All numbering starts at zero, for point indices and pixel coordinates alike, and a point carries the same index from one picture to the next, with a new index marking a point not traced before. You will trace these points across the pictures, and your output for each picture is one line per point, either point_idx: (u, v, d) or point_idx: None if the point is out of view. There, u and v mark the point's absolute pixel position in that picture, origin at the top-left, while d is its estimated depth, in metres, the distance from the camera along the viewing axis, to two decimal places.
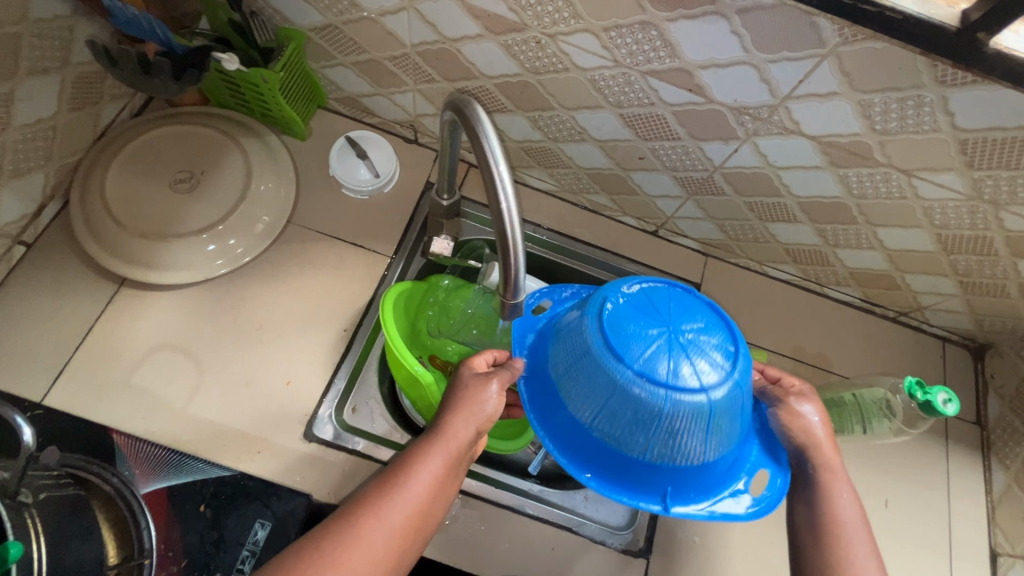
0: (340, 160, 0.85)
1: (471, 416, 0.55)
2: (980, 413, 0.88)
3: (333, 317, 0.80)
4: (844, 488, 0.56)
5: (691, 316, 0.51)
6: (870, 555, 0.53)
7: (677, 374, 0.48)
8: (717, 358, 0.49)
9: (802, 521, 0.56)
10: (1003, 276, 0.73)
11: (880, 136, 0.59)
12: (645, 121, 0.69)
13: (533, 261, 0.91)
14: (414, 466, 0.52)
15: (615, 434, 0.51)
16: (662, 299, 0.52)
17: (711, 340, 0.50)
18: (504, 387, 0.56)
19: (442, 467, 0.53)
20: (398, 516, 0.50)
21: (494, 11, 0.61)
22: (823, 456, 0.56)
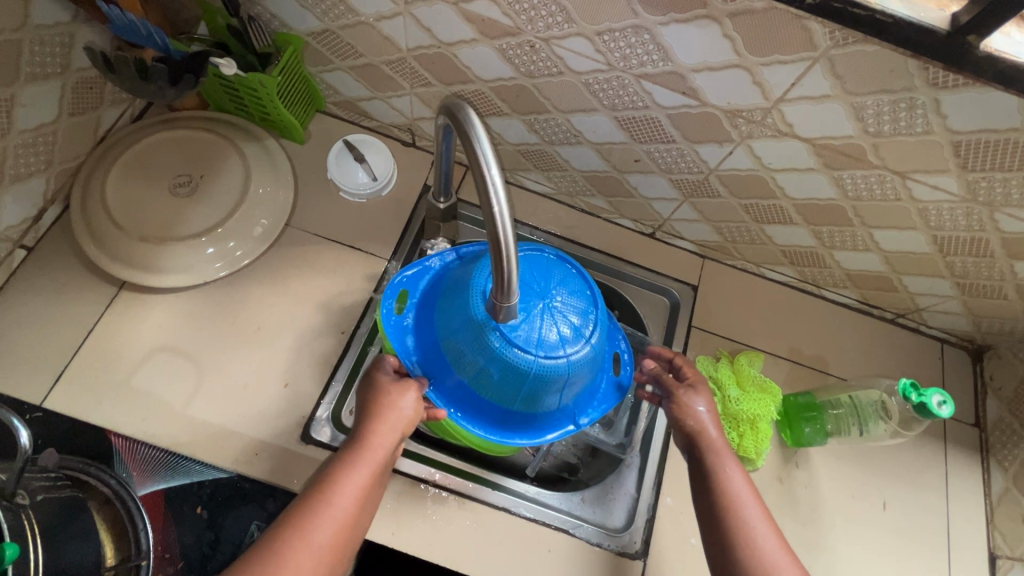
0: (338, 164, 0.85)
1: (392, 425, 0.59)
2: (979, 415, 0.88)
3: (331, 320, 0.80)
4: (732, 465, 0.61)
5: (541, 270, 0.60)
6: (764, 522, 0.58)
7: (559, 331, 0.57)
8: (579, 301, 0.60)
9: (701, 503, 0.61)
10: (1000, 277, 0.73)
11: (874, 139, 0.59)
12: (639, 124, 0.69)
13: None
14: (340, 480, 0.56)
15: (529, 399, 0.60)
16: (521, 271, 0.59)
17: (567, 292, 0.60)
18: (419, 395, 0.61)
19: (368, 477, 0.57)
20: (327, 531, 0.53)
21: (488, 15, 0.62)
22: (710, 440, 0.63)
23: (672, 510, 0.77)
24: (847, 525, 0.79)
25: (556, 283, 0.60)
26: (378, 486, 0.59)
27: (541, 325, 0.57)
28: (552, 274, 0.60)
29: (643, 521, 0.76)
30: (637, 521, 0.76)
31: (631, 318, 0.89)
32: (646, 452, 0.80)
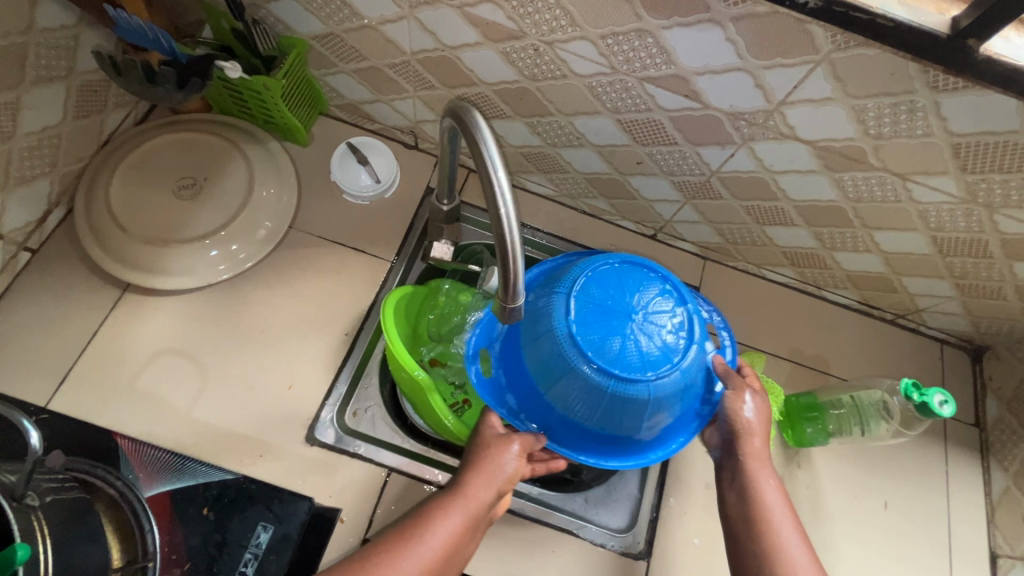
0: (341, 166, 0.86)
1: (492, 479, 0.61)
2: (978, 415, 0.88)
3: (335, 321, 0.80)
4: (768, 477, 0.61)
5: (614, 281, 0.58)
6: (797, 536, 0.58)
7: (665, 344, 0.56)
8: (662, 303, 0.58)
9: (733, 508, 0.62)
10: (999, 278, 0.74)
11: (874, 141, 0.59)
12: (642, 126, 0.70)
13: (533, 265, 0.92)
14: (434, 521, 0.58)
15: (656, 420, 0.58)
16: (594, 288, 0.57)
17: (644, 298, 0.57)
18: (525, 449, 0.62)
19: (461, 526, 0.59)
20: (414, 571, 0.55)
21: (493, 19, 0.62)
22: (751, 445, 0.62)
23: (675, 511, 0.77)
24: (849, 525, 0.79)
25: (632, 291, 0.57)
26: (472, 537, 0.61)
27: (645, 348, 0.55)
28: (631, 287, 0.58)
29: (646, 522, 0.76)
30: (640, 522, 0.76)
31: None
32: None
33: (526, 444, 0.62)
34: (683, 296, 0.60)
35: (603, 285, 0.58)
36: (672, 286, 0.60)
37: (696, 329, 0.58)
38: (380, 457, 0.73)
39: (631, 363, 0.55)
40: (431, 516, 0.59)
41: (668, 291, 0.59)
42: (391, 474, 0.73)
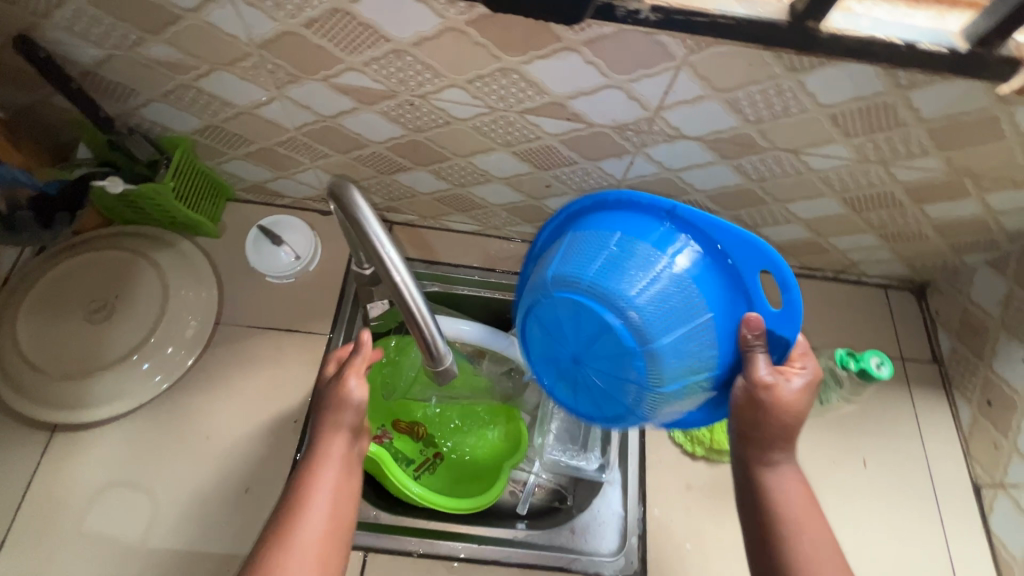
0: (256, 251, 0.83)
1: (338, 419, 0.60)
2: (934, 351, 0.90)
3: (282, 410, 0.78)
4: (787, 473, 0.56)
5: (557, 313, 0.51)
6: (826, 535, 0.54)
7: (618, 385, 0.51)
8: (606, 336, 0.49)
9: (747, 517, 0.56)
10: (916, 221, 0.75)
11: (757, 126, 0.60)
12: (538, 153, 0.69)
13: (476, 303, 0.91)
14: (309, 481, 0.57)
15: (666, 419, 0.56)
16: (536, 331, 0.54)
17: (585, 336, 0.50)
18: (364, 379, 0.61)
19: (337, 469, 0.59)
20: (315, 526, 0.55)
21: (361, 84, 0.61)
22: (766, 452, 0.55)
23: (662, 521, 0.76)
24: (835, 494, 0.79)
25: (575, 326, 0.51)
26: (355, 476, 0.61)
27: (607, 389, 0.53)
28: (569, 323, 0.51)
29: (636, 540, 0.75)
30: (629, 541, 0.75)
31: None
32: (626, 468, 0.79)
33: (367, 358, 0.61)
34: (646, 308, 0.48)
35: (548, 325, 0.53)
36: (618, 302, 0.48)
37: (655, 355, 0.48)
38: (355, 539, 0.72)
39: (592, 404, 0.55)
40: (304, 482, 0.58)
41: (613, 319, 0.48)
42: (370, 553, 0.72)
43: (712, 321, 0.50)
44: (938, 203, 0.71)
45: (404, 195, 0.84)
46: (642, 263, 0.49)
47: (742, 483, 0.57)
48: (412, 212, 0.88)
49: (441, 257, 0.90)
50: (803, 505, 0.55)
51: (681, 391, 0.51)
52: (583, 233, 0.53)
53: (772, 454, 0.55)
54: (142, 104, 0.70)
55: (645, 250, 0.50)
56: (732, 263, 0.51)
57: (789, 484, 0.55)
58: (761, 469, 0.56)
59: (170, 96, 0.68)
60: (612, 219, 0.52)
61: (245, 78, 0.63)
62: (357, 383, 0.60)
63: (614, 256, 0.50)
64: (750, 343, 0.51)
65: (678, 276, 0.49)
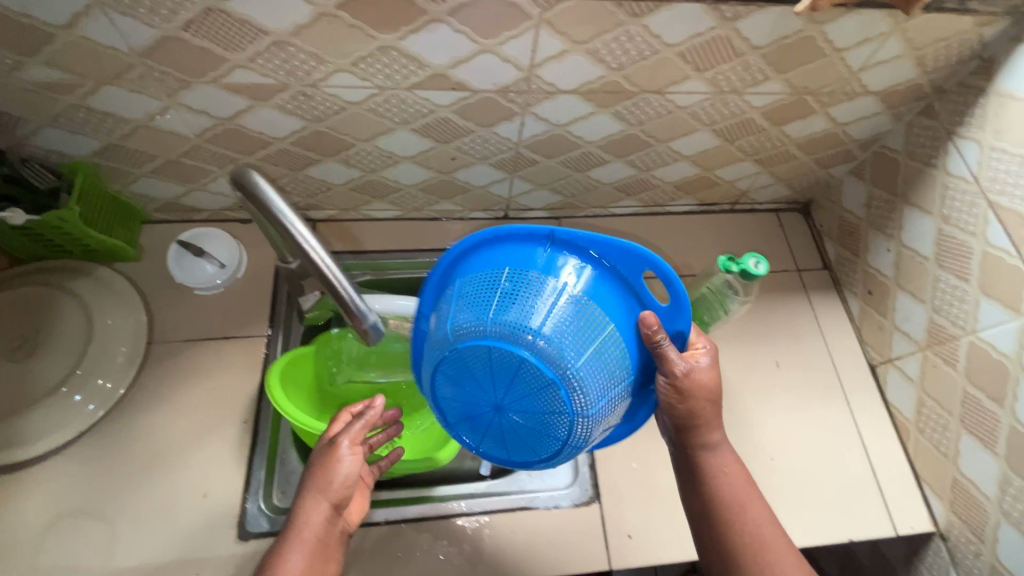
0: (179, 264, 0.84)
1: (318, 494, 0.63)
2: (824, 259, 1.01)
3: (230, 413, 0.79)
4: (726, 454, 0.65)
5: (467, 364, 0.52)
6: (761, 504, 0.64)
7: (545, 424, 0.52)
8: (525, 376, 0.50)
9: (694, 498, 0.66)
10: (781, 142, 0.85)
11: (621, 72, 0.67)
12: (436, 127, 0.74)
13: (408, 285, 0.94)
14: (277, 566, 0.59)
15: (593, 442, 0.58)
16: (450, 387, 0.55)
17: (507, 381, 0.51)
18: (353, 445, 0.66)
19: (303, 557, 0.60)
20: None
21: (252, 81, 0.64)
22: (704, 439, 0.63)
23: (607, 448, 0.82)
24: (756, 396, 0.88)
25: (488, 373, 0.51)
26: (331, 558, 0.62)
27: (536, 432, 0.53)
28: (487, 372, 0.51)
29: (587, 470, 0.81)
30: (581, 472, 0.81)
31: None
32: None
33: (353, 440, 0.66)
34: (552, 341, 0.49)
35: (460, 380, 0.53)
36: (526, 339, 0.49)
37: (575, 384, 0.50)
38: None
39: (523, 449, 0.55)
40: (270, 569, 0.59)
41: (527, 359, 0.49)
42: None
43: (614, 330, 0.53)
44: (794, 123, 0.80)
45: (320, 190, 0.87)
46: (534, 295, 0.51)
47: (687, 469, 0.66)
48: (333, 207, 0.91)
49: (368, 246, 0.93)
50: (742, 482, 0.64)
51: (602, 413, 0.53)
52: (468, 278, 0.54)
53: (710, 440, 0.64)
54: (33, 132, 0.70)
55: (536, 283, 0.52)
56: (619, 271, 0.54)
57: (728, 464, 0.64)
58: (701, 453, 0.64)
59: (61, 119, 0.68)
60: (493, 260, 0.54)
61: (135, 90, 0.65)
62: (347, 457, 0.65)
63: (504, 297, 0.51)
64: (654, 341, 0.54)
65: (574, 296, 0.52)
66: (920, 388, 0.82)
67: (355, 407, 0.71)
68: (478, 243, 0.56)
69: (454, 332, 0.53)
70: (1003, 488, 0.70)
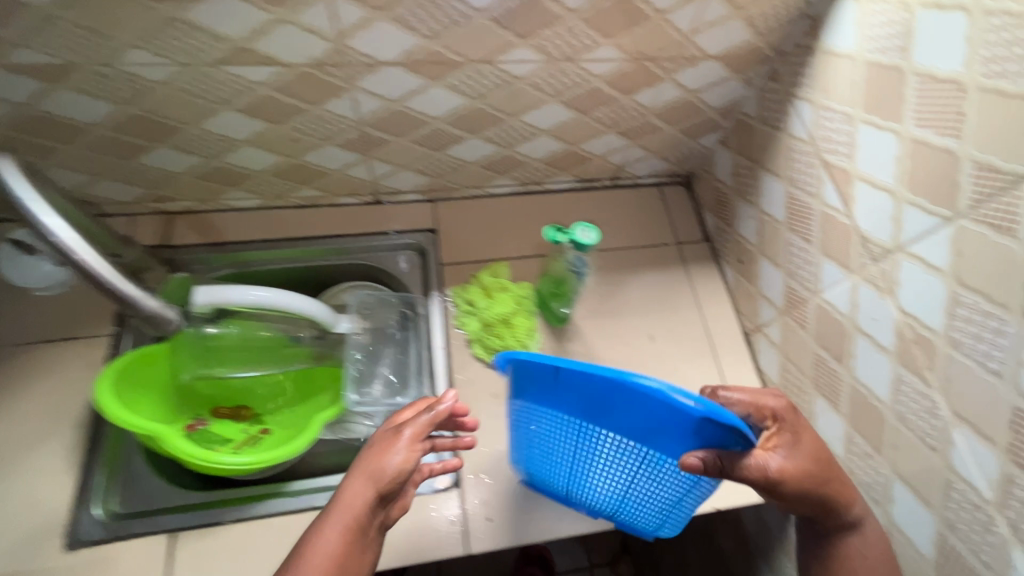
0: (13, 266, 0.76)
1: (369, 476, 0.58)
2: (704, 231, 1.00)
3: (65, 417, 0.75)
4: (853, 532, 0.63)
5: (539, 462, 0.65)
6: None
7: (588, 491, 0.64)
8: (556, 459, 0.63)
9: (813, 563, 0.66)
10: (638, 113, 0.84)
11: (438, 41, 0.65)
12: (262, 106, 0.71)
13: (279, 274, 0.93)
14: (314, 538, 0.56)
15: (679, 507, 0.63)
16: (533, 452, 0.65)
17: (548, 460, 0.64)
18: (415, 437, 0.60)
19: (342, 535, 0.56)
20: None
21: (36, 61, 0.60)
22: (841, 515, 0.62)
23: None
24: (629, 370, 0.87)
25: (547, 459, 0.64)
26: (367, 548, 0.58)
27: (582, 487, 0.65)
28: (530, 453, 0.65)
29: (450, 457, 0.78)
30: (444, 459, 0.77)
31: (395, 283, 0.95)
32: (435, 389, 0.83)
33: (415, 434, 0.60)
34: (599, 468, 0.60)
35: (547, 463, 0.65)
36: (545, 434, 0.61)
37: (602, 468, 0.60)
38: (160, 523, 0.70)
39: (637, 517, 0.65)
40: (313, 533, 0.57)
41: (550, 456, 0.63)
42: (177, 533, 0.70)
43: (658, 455, 0.55)
44: (644, 92, 0.79)
45: (165, 179, 0.83)
46: (575, 434, 0.58)
47: (814, 533, 0.66)
48: (186, 197, 0.87)
49: (229, 237, 0.90)
50: (876, 554, 0.62)
51: (657, 485, 0.59)
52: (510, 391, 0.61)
53: (847, 523, 0.63)
54: None
55: (554, 405, 0.57)
56: (638, 396, 0.51)
57: (869, 539, 0.63)
58: (846, 533, 0.63)
59: None
60: (521, 385, 0.58)
61: None
62: (398, 454, 0.58)
63: (559, 433, 0.59)
64: (709, 464, 0.53)
65: (603, 437, 0.56)
66: (783, 354, 0.82)
67: (409, 411, 0.67)
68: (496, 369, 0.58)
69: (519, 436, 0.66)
70: (849, 447, 0.70)
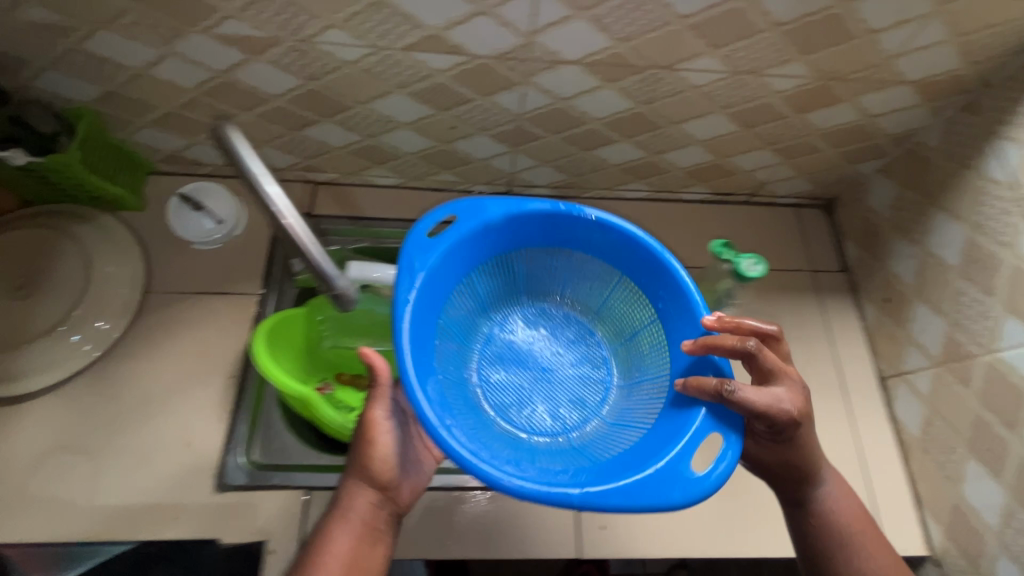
0: (177, 218, 0.85)
1: (365, 479, 0.61)
2: (842, 260, 0.95)
3: (217, 367, 0.80)
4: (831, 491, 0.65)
5: (452, 324, 0.63)
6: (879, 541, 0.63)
7: (497, 364, 0.67)
8: (450, 358, 0.61)
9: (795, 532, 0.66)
10: (804, 132, 0.79)
11: (628, 43, 0.63)
12: (434, 93, 0.71)
13: None
14: (329, 535, 0.60)
15: (589, 399, 0.67)
16: (443, 351, 0.61)
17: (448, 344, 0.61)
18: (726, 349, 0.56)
19: (349, 536, 0.59)
20: None
21: (243, 33, 0.63)
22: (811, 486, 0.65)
23: None
24: None
25: (445, 343, 0.61)
26: (376, 541, 0.61)
27: (613, 317, 0.69)
28: (449, 342, 0.62)
29: None
30: None
31: None
32: None
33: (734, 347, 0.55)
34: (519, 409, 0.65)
35: (450, 345, 0.62)
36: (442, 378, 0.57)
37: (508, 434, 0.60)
38: (296, 480, 0.74)
39: (533, 374, 0.68)
40: (321, 532, 0.61)
41: (456, 373, 0.62)
42: (312, 491, 0.74)
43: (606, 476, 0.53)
44: (818, 112, 0.75)
45: (319, 151, 0.85)
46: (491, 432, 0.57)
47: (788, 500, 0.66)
48: (332, 169, 0.90)
49: (365, 212, 0.92)
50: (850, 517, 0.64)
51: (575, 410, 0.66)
52: (522, 231, 0.63)
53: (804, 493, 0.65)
54: (35, 75, 0.70)
55: (453, 402, 0.56)
56: (636, 493, 0.51)
57: (837, 503, 0.64)
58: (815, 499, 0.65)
59: (61, 63, 0.68)
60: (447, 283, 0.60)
61: (130, 37, 0.64)
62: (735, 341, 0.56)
63: (451, 328, 0.63)
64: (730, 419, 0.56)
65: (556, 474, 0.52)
66: (929, 406, 0.78)
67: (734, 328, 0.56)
68: (471, 230, 0.59)
69: (439, 360, 0.59)
70: (1007, 519, 0.67)
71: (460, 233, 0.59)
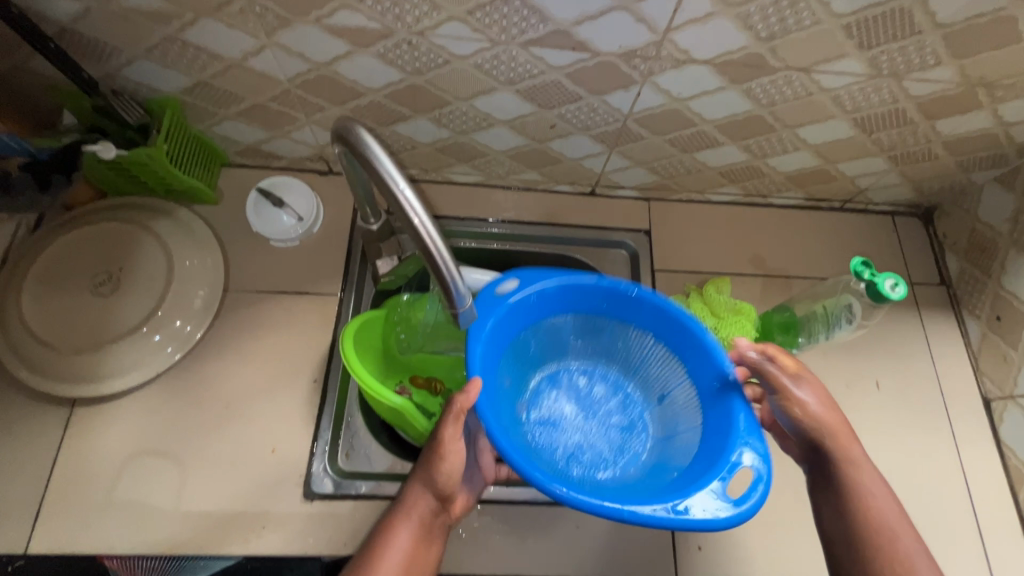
0: (258, 214, 0.81)
1: (423, 483, 0.59)
2: (942, 273, 0.90)
3: (299, 371, 0.78)
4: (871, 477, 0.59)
5: (509, 368, 0.63)
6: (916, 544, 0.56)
7: (551, 410, 0.66)
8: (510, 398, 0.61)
9: (831, 525, 0.60)
10: (926, 139, 0.74)
11: (768, 43, 0.58)
12: (543, 91, 0.67)
13: (492, 256, 0.90)
14: (388, 536, 0.57)
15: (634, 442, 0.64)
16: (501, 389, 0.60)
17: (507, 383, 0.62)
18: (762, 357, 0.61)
19: (409, 536, 0.57)
20: None
21: (355, 24, 0.59)
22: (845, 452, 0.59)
23: None
24: (851, 414, 0.81)
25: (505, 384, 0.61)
26: (432, 545, 0.59)
27: (644, 378, 0.67)
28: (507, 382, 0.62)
29: None
30: None
31: None
32: None
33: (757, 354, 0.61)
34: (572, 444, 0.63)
35: (508, 388, 0.62)
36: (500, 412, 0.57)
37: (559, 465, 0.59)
38: (386, 490, 0.72)
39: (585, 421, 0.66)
40: (380, 531, 0.59)
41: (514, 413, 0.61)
42: None
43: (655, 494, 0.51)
44: (949, 118, 0.70)
45: (404, 147, 0.81)
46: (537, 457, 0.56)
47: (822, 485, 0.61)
48: (413, 165, 0.86)
49: (443, 212, 0.88)
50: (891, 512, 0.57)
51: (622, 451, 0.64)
52: (574, 299, 0.63)
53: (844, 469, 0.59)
54: (125, 64, 0.66)
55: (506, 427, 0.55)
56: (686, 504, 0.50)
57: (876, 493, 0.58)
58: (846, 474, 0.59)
59: (154, 51, 0.64)
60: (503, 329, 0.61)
61: (232, 26, 0.60)
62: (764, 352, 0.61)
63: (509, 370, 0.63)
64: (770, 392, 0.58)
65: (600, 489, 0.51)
66: None
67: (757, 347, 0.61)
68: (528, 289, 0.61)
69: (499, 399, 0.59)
70: None
71: (527, 294, 0.60)
